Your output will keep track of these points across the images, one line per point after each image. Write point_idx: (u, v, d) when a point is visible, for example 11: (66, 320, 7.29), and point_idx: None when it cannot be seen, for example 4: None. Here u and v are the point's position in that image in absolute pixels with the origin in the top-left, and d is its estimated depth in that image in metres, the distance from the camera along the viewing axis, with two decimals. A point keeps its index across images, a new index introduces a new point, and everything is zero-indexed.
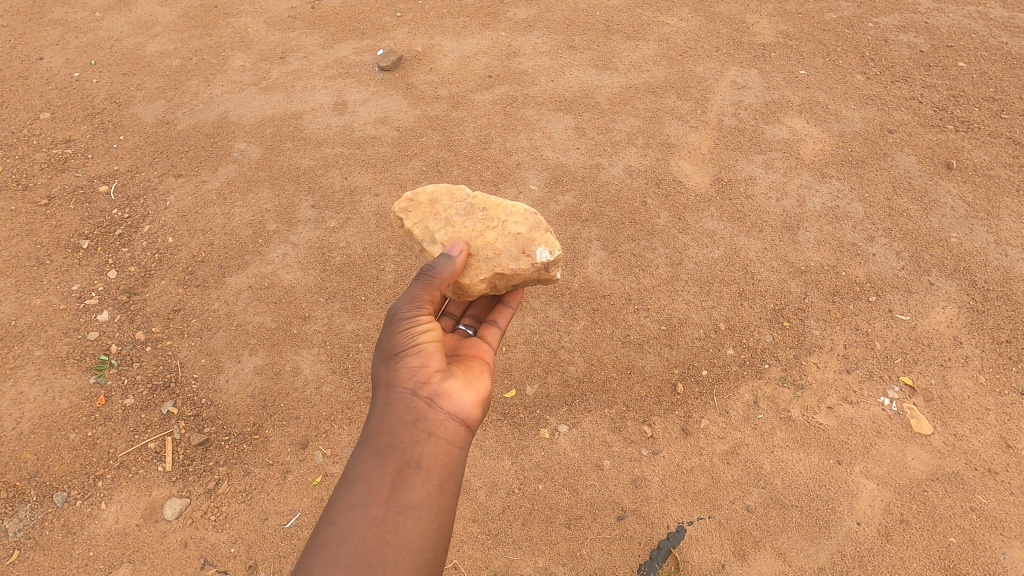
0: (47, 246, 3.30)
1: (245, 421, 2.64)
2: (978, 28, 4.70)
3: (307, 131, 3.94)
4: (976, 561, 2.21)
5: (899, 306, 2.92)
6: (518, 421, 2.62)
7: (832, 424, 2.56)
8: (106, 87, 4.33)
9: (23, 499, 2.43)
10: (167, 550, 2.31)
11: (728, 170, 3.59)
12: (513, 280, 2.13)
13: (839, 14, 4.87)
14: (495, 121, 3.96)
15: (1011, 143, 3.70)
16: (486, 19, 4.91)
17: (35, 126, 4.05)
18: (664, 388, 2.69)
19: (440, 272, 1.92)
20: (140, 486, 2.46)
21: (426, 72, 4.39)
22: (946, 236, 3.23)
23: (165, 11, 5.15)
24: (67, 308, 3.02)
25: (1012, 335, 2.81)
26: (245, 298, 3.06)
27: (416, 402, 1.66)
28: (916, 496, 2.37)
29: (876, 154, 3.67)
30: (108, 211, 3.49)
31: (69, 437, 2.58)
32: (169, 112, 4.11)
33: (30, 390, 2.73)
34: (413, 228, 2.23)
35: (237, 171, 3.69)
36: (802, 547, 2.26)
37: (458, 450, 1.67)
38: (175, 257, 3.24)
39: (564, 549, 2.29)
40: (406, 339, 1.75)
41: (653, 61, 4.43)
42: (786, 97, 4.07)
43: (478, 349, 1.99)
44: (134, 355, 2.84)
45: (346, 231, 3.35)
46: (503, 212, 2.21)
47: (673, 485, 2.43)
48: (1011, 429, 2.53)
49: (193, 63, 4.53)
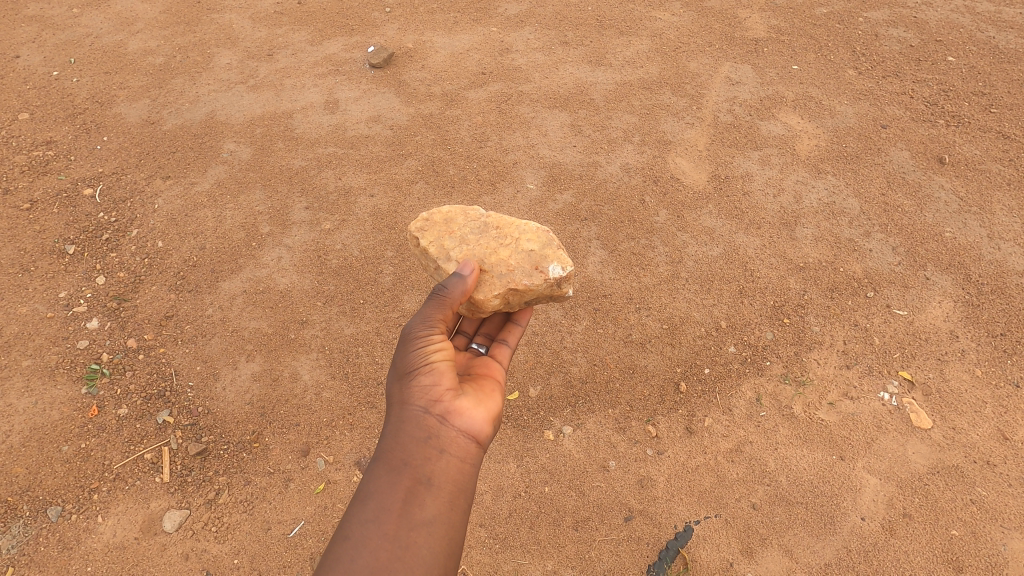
0: (32, 253, 3.20)
1: (244, 429, 2.59)
2: (966, 23, 4.75)
3: (298, 131, 3.86)
4: (978, 554, 2.24)
5: (897, 302, 2.95)
6: (522, 423, 2.60)
7: (834, 419, 2.58)
8: (86, 87, 4.21)
9: (16, 514, 2.36)
10: (168, 564, 2.26)
11: (725, 166, 3.60)
12: (526, 296, 2.12)
13: (830, 9, 4.89)
14: (490, 120, 3.92)
15: (1000, 138, 3.76)
16: (477, 15, 4.86)
17: (14, 127, 3.93)
18: (668, 387, 2.69)
19: (453, 291, 1.92)
20: (138, 498, 2.41)
21: (418, 69, 4.33)
22: (941, 230, 3.27)
23: (147, 6, 5.02)
24: (54, 316, 2.94)
25: (1006, 329, 2.85)
26: (239, 303, 3.00)
27: (429, 419, 1.64)
28: (917, 490, 2.40)
29: (870, 149, 3.70)
30: (94, 215, 3.39)
31: (62, 449, 2.51)
32: (155, 111, 4.01)
33: (18, 403, 2.65)
34: (428, 246, 2.20)
35: (227, 172, 3.62)
36: (808, 544, 2.28)
37: (470, 467, 1.64)
38: (165, 262, 3.16)
39: (573, 552, 2.28)
40: (419, 358, 1.74)
41: (646, 57, 4.42)
42: (779, 93, 4.08)
43: (488, 368, 1.97)
44: (126, 364, 2.77)
45: (341, 232, 3.29)
46: (517, 230, 2.20)
47: (679, 484, 2.43)
48: (1008, 421, 2.57)
49: (178, 60, 4.43)
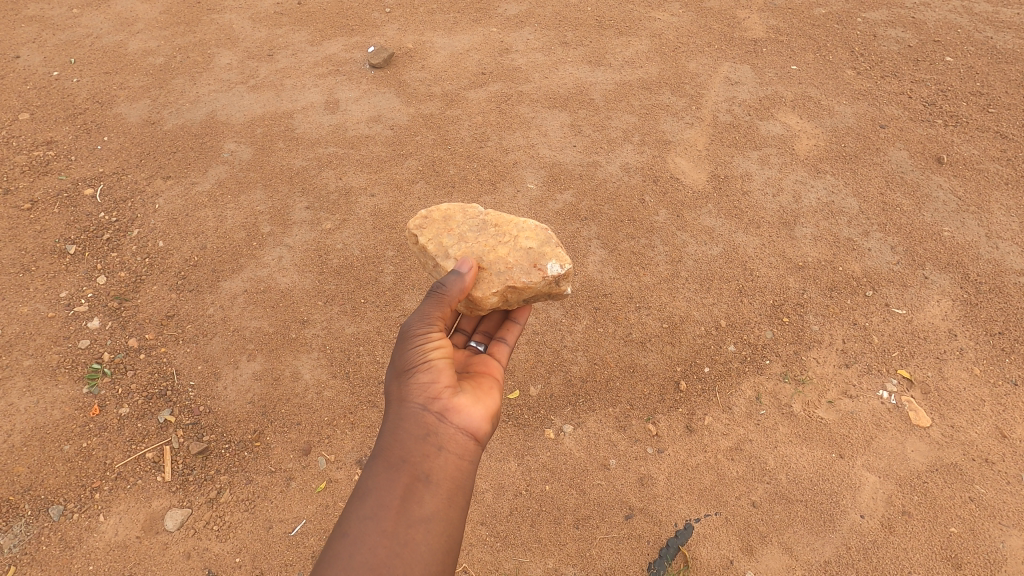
0: (33, 253, 3.21)
1: (246, 428, 2.60)
2: (964, 23, 4.77)
3: (298, 131, 3.87)
4: (978, 551, 2.26)
5: (895, 300, 2.96)
6: (522, 422, 2.61)
7: (833, 418, 2.59)
8: (86, 87, 4.21)
9: (18, 514, 2.36)
10: (170, 562, 2.27)
11: (724, 166, 3.61)
12: (524, 294, 2.13)
13: (828, 10, 4.91)
14: (490, 120, 3.93)
15: (998, 138, 3.78)
16: (477, 15, 4.87)
17: (14, 127, 3.93)
18: (668, 386, 2.70)
19: (452, 288, 1.93)
20: (140, 497, 2.41)
21: (418, 70, 4.33)
22: (939, 229, 3.28)
23: (147, 7, 5.03)
24: (55, 316, 2.94)
25: (1005, 327, 2.86)
26: (241, 302, 3.00)
27: (427, 416, 1.65)
28: (916, 488, 2.41)
29: (868, 149, 3.72)
30: (95, 214, 3.40)
31: (63, 448, 2.52)
32: (155, 112, 4.01)
33: (19, 402, 2.65)
34: (426, 244, 2.21)
35: (228, 172, 3.62)
36: (808, 541, 2.29)
37: (469, 464, 1.65)
38: (166, 261, 3.17)
39: (574, 549, 2.29)
40: (417, 356, 1.75)
41: (646, 57, 4.43)
42: (778, 93, 4.10)
43: (487, 366, 1.98)
44: (128, 363, 2.77)
45: (342, 232, 3.30)
46: (515, 228, 2.21)
47: (680, 482, 2.44)
48: (1007, 420, 2.58)
49: (178, 60, 4.43)
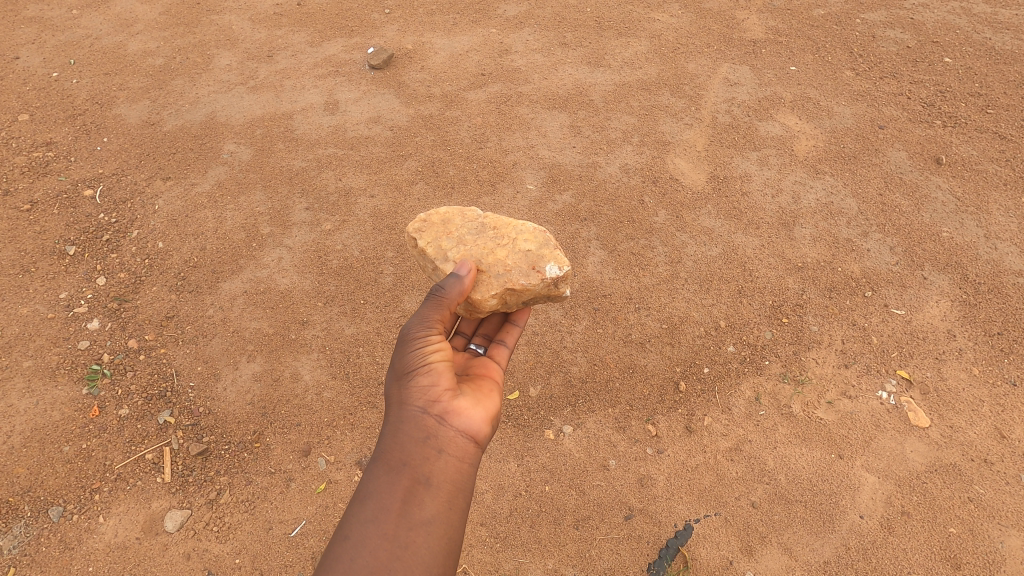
0: (33, 254, 3.21)
1: (246, 428, 2.60)
2: (963, 24, 4.78)
3: (298, 132, 3.87)
4: (977, 551, 2.26)
5: (894, 301, 2.97)
6: (522, 422, 2.61)
7: (833, 418, 2.60)
8: (86, 88, 4.22)
9: (17, 515, 2.36)
10: (170, 563, 2.27)
11: (723, 167, 3.62)
12: (523, 296, 2.13)
13: (827, 11, 4.92)
14: (490, 120, 3.94)
15: (997, 138, 3.79)
16: (477, 16, 4.88)
17: (14, 128, 3.94)
18: (668, 386, 2.70)
19: (451, 291, 1.93)
20: (140, 498, 2.41)
21: (418, 70, 4.34)
22: (938, 230, 3.29)
23: (146, 8, 5.03)
24: (55, 316, 2.95)
25: (1004, 328, 2.87)
26: (240, 303, 3.00)
27: (427, 419, 1.65)
28: (915, 488, 2.41)
29: (867, 150, 3.72)
30: (95, 215, 3.40)
31: (63, 449, 2.52)
32: (155, 112, 4.02)
33: (19, 403, 2.65)
34: (426, 247, 2.21)
35: (227, 173, 3.62)
36: (807, 541, 2.29)
37: (469, 466, 1.65)
38: (165, 262, 3.17)
39: (573, 550, 2.29)
40: (417, 359, 1.76)
41: (645, 58, 4.44)
42: (777, 94, 4.11)
43: (487, 369, 1.98)
44: (128, 364, 2.78)
45: (342, 232, 3.31)
46: (513, 230, 2.21)
47: (679, 483, 2.44)
48: (1005, 420, 2.59)
49: (177, 61, 4.43)
